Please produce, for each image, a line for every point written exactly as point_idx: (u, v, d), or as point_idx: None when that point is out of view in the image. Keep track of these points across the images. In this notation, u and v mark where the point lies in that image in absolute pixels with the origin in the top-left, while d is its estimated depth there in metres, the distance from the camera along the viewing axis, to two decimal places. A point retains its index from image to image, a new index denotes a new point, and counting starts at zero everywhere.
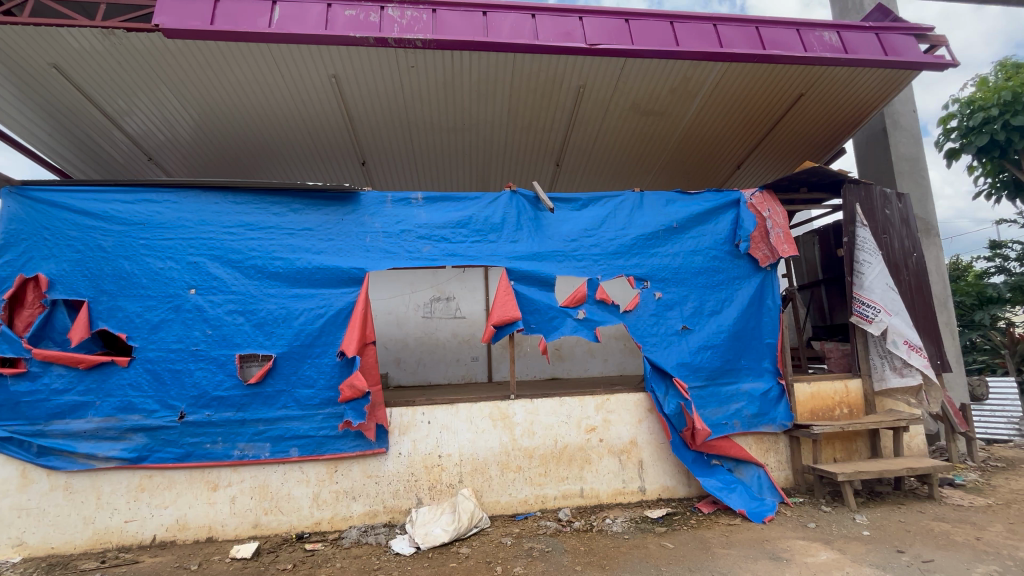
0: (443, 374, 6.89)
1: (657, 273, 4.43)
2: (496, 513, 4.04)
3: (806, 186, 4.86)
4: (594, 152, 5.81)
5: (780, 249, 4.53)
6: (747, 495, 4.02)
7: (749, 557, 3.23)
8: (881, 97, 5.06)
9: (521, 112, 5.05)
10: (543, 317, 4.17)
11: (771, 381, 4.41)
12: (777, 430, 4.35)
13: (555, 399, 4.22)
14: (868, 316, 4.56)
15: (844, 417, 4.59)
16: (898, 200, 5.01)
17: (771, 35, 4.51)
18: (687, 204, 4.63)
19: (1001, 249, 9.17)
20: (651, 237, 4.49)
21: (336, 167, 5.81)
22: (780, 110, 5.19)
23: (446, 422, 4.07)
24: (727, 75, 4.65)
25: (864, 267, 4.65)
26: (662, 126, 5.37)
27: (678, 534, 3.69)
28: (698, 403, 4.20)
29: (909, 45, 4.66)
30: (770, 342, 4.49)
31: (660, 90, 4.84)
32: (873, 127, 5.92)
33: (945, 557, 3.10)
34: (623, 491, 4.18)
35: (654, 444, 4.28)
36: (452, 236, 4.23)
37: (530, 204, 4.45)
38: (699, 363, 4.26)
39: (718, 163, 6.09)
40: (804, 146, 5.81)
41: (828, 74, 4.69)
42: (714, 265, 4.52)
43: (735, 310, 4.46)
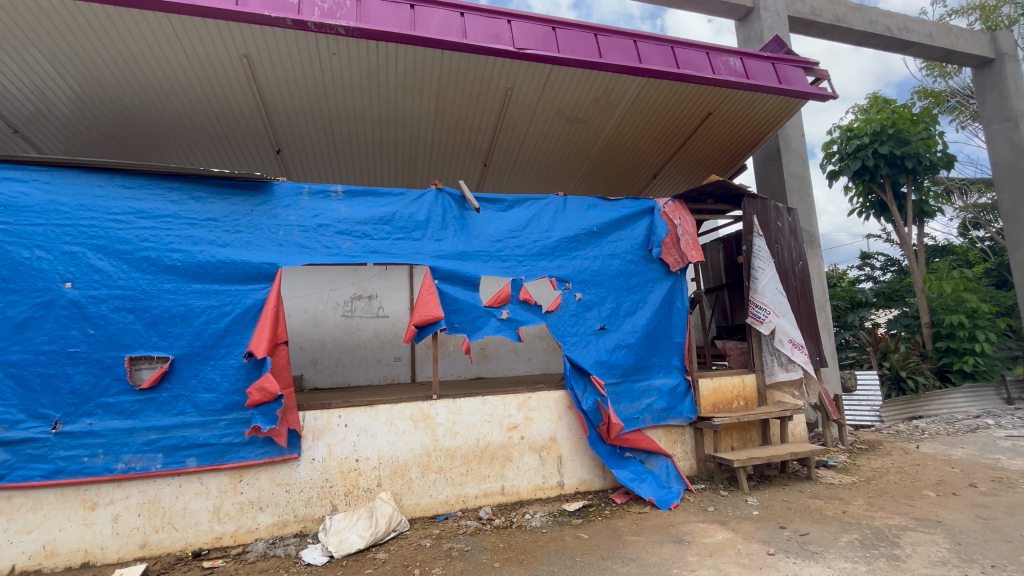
0: (363, 375, 6.64)
1: (578, 275, 4.59)
2: (416, 515, 3.97)
3: (711, 198, 5.29)
4: (521, 156, 5.90)
5: (689, 254, 4.87)
6: (656, 484, 4.29)
7: (656, 542, 3.45)
8: (775, 120, 5.63)
9: (449, 110, 5.01)
10: (467, 317, 4.17)
11: (679, 377, 4.74)
12: (683, 422, 4.69)
13: (478, 398, 4.23)
14: (760, 316, 5.05)
15: (740, 409, 5.05)
16: (788, 214, 5.60)
17: (684, 56, 4.85)
18: (607, 209, 4.84)
19: (869, 259, 10.60)
20: (573, 240, 4.65)
21: (247, 154, 5.40)
22: (691, 126, 5.60)
23: (364, 425, 3.93)
24: (645, 89, 4.94)
25: (758, 273, 5.14)
26: (586, 133, 5.58)
27: (593, 525, 3.85)
28: (614, 399, 4.42)
29: (799, 76, 5.22)
30: (678, 341, 4.83)
31: (584, 99, 5.03)
32: (769, 146, 6.56)
33: (819, 530, 3.51)
34: (543, 487, 4.29)
35: (572, 439, 4.44)
36: (374, 232, 4.10)
37: (456, 203, 4.42)
38: (615, 361, 4.49)
39: (637, 173, 6.44)
40: (712, 161, 6.31)
41: (732, 95, 5.14)
42: (630, 269, 4.78)
43: (648, 310, 4.74)
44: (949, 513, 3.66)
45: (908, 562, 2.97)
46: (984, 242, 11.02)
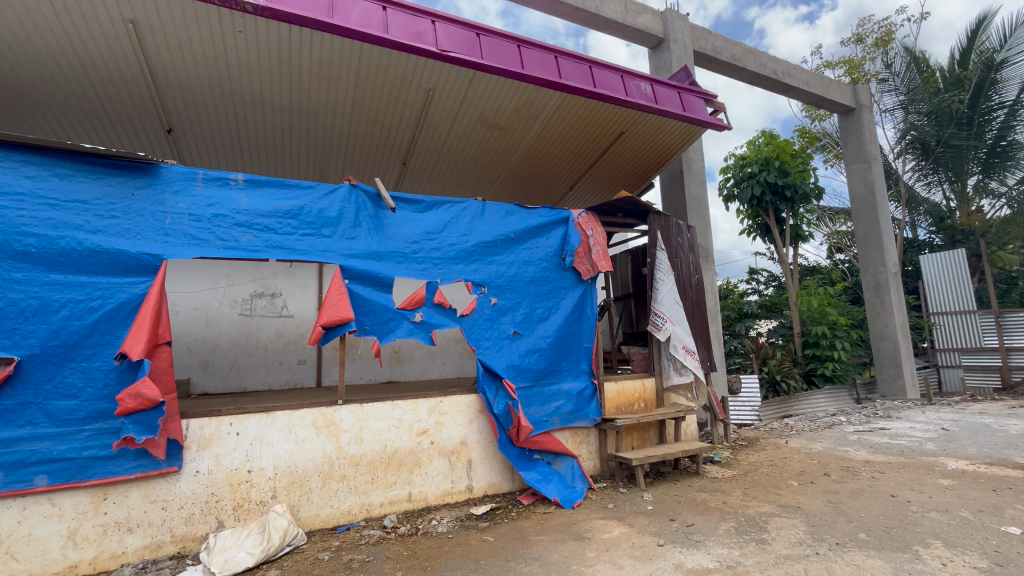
0: (262, 380, 6.16)
1: (493, 280, 4.64)
2: (314, 528, 3.76)
3: (621, 212, 5.63)
4: (441, 158, 5.86)
5: (599, 264, 5.12)
6: (562, 484, 4.44)
7: (558, 541, 3.57)
8: (679, 144, 6.12)
9: (367, 104, 4.84)
10: (379, 319, 4.05)
11: (586, 381, 4.96)
12: (588, 424, 4.91)
13: (387, 403, 4.11)
14: (658, 324, 5.47)
15: (641, 410, 5.40)
16: (687, 231, 6.11)
17: (601, 76, 5.12)
18: (524, 217, 4.96)
19: (756, 274, 11.85)
20: (490, 245, 4.70)
21: (128, 131, 4.79)
22: (606, 143, 5.92)
23: (259, 433, 3.65)
24: (563, 103, 5.15)
25: (659, 284, 5.55)
26: (506, 141, 5.68)
27: (499, 527, 3.90)
28: (524, 403, 4.52)
29: (700, 106, 5.73)
30: (587, 346, 5.06)
31: (505, 107, 5.12)
32: (674, 167, 7.12)
33: (702, 520, 3.85)
34: (451, 492, 4.26)
35: (483, 443, 4.46)
36: (279, 226, 3.84)
37: (371, 200, 4.28)
38: (527, 365, 4.59)
39: (554, 184, 6.66)
40: (623, 177, 6.71)
41: (642, 117, 5.51)
42: (544, 276, 4.92)
43: (559, 317, 4.91)
44: (807, 499, 4.19)
45: (772, 544, 3.34)
46: (844, 263, 12.79)
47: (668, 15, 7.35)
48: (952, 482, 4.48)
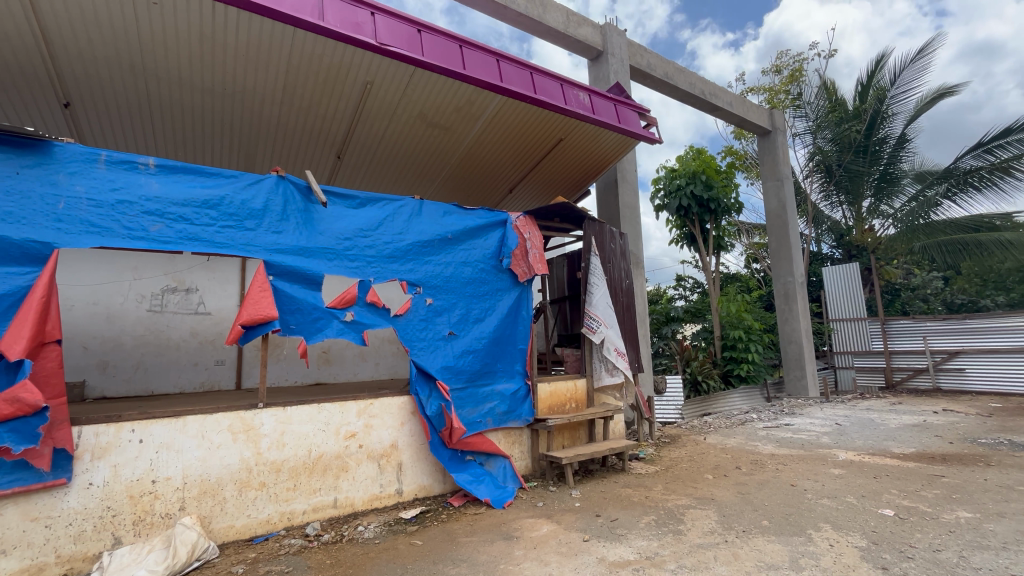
0: (172, 382, 5.67)
1: (429, 280, 4.59)
2: (228, 540, 3.51)
3: (558, 217, 5.77)
4: (378, 153, 5.70)
5: (535, 267, 5.19)
6: (493, 484, 4.47)
7: (487, 541, 3.59)
8: (615, 154, 6.39)
9: (298, 92, 4.61)
10: (306, 318, 3.87)
11: (520, 382, 5.02)
12: (521, 424, 4.97)
13: (313, 405, 3.94)
14: (593, 327, 5.63)
15: (572, 410, 5.54)
16: (620, 238, 6.36)
17: (541, 83, 5.22)
18: (462, 217, 4.95)
19: (683, 280, 12.56)
20: (426, 245, 4.64)
21: (14, 102, 4.24)
22: (545, 148, 6.05)
23: (166, 440, 3.37)
24: (504, 107, 5.20)
25: (593, 288, 5.72)
26: (446, 140, 5.64)
27: (428, 530, 3.86)
28: (457, 404, 4.50)
29: (634, 119, 6.00)
30: (522, 348, 5.12)
31: (445, 106, 5.08)
32: (609, 176, 7.40)
33: (625, 514, 4.03)
34: (379, 496, 4.16)
35: (414, 445, 4.39)
36: (196, 217, 3.56)
37: (301, 193, 4.09)
38: (461, 367, 4.58)
39: (493, 186, 6.69)
40: (561, 183, 6.88)
41: (579, 125, 5.69)
42: (481, 277, 4.94)
43: (495, 318, 4.94)
44: (720, 491, 4.51)
45: (687, 534, 3.56)
46: (760, 273, 13.89)
47: (607, 29, 7.64)
48: (842, 471, 5.01)
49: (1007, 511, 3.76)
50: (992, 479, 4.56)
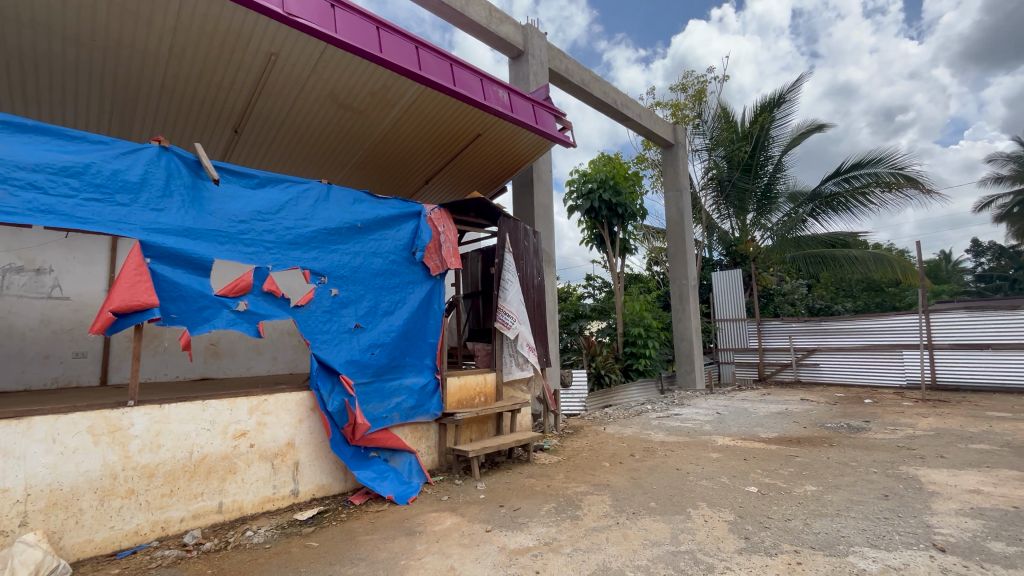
0: (15, 377, 4.84)
1: (335, 270, 4.37)
2: (84, 557, 3.09)
3: (474, 212, 5.76)
4: (282, 130, 5.30)
5: (448, 261, 5.16)
6: (397, 480, 4.39)
7: (389, 538, 3.52)
8: (531, 154, 6.54)
9: (188, 55, 4.14)
10: (190, 306, 3.50)
11: (429, 376, 4.97)
12: (429, 419, 4.92)
13: (196, 403, 3.58)
14: (507, 322, 5.73)
15: (481, 404, 5.59)
16: (533, 236, 6.53)
17: (462, 76, 5.17)
18: (374, 206, 4.77)
19: (592, 279, 13.17)
20: (333, 232, 4.42)
21: None
22: (462, 142, 6.03)
23: (3, 445, 2.88)
24: (422, 96, 5.09)
25: (507, 284, 5.82)
26: (359, 124, 5.40)
27: (325, 531, 3.69)
28: (362, 400, 4.34)
29: (551, 122, 6.17)
30: (432, 342, 5.07)
31: (359, 88, 4.86)
32: (525, 175, 7.55)
33: (527, 504, 4.16)
34: (272, 498, 3.90)
35: (313, 444, 4.17)
36: (52, 186, 3.07)
37: (189, 168, 3.69)
38: (368, 361, 4.43)
39: (408, 176, 6.53)
40: (478, 178, 6.91)
41: (497, 122, 5.73)
42: (391, 269, 4.80)
43: (405, 311, 4.84)
44: (615, 477, 4.84)
45: (584, 519, 3.78)
46: (660, 275, 15.01)
47: (528, 30, 7.77)
48: (718, 455, 5.61)
49: (842, 483, 4.47)
50: (833, 457, 5.38)
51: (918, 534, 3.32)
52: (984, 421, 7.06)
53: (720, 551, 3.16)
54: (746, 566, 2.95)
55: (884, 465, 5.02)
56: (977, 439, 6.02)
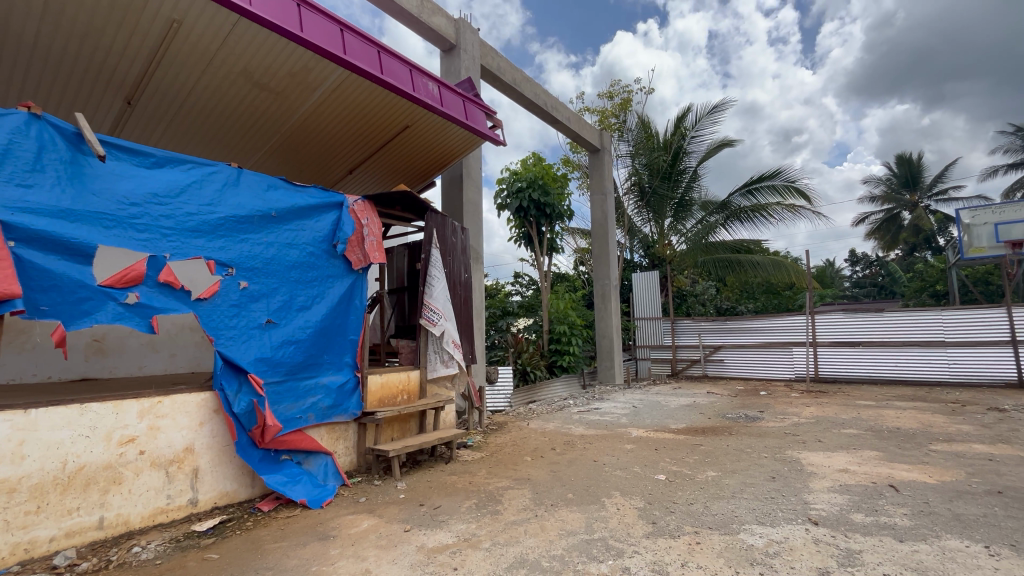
0: None
1: (244, 261, 4.06)
2: None
3: (400, 206, 5.61)
4: (186, 104, 4.85)
5: (371, 256, 5.00)
6: (311, 484, 4.18)
7: (300, 544, 3.35)
8: (461, 149, 6.49)
9: (69, 12, 3.61)
10: (66, 298, 3.09)
11: (349, 374, 4.78)
12: (347, 419, 4.74)
13: (72, 406, 3.17)
14: (433, 319, 5.66)
15: (404, 402, 5.46)
16: (461, 232, 6.49)
17: (390, 64, 4.99)
18: (290, 194, 4.49)
19: (520, 276, 13.34)
20: (243, 220, 4.10)
21: None
22: (390, 132, 5.86)
23: None
24: (346, 81, 4.86)
25: (433, 280, 5.74)
26: (276, 105, 5.06)
27: (228, 541, 3.43)
28: (273, 400, 4.08)
29: (481, 118, 6.15)
30: (352, 339, 4.88)
31: (277, 67, 4.54)
32: (455, 170, 7.49)
33: (448, 501, 4.14)
34: (165, 510, 3.55)
35: (215, 448, 3.86)
36: None
37: (67, 141, 3.24)
38: (280, 359, 4.17)
39: (331, 161, 6.24)
40: (405, 170, 6.76)
41: (426, 115, 5.62)
42: (308, 262, 4.55)
43: (324, 307, 4.61)
44: (536, 471, 4.96)
45: (503, 513, 3.83)
46: (585, 274, 15.54)
47: (461, 24, 7.70)
48: (632, 446, 5.95)
49: (738, 468, 4.92)
50: (732, 445, 5.90)
51: (798, 510, 3.74)
52: (854, 409, 8.10)
53: (630, 536, 3.35)
54: (652, 549, 3.15)
55: (774, 450, 5.58)
56: (847, 424, 6.91)
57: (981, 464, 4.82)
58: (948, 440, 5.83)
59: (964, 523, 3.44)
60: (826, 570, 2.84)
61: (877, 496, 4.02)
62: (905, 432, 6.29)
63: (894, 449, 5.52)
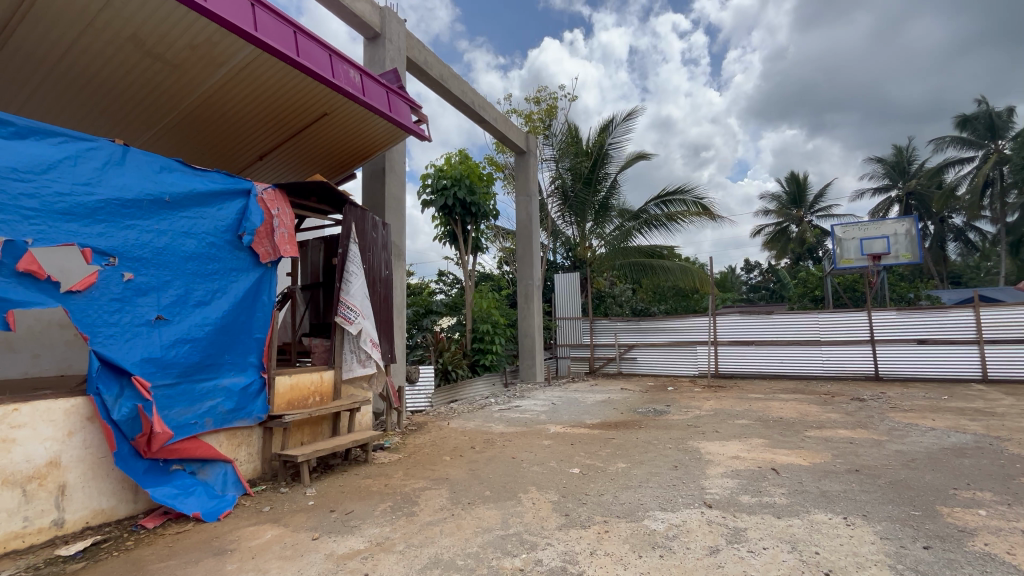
0: None
1: (130, 250, 3.63)
2: None
3: (316, 197, 5.31)
4: (60, 68, 4.23)
5: (282, 248, 4.70)
6: (207, 495, 3.84)
7: (191, 562, 3.06)
8: (383, 141, 6.30)
9: None
10: None
11: (254, 375, 4.44)
12: (251, 423, 4.40)
13: None
14: (350, 318, 5.43)
15: (316, 404, 5.17)
16: (382, 228, 6.29)
17: (307, 47, 4.70)
18: (188, 178, 4.09)
19: (444, 274, 13.19)
20: (129, 205, 3.66)
21: None
22: (306, 119, 5.55)
23: None
24: (256, 60, 4.51)
25: (351, 277, 5.50)
26: (173, 79, 4.57)
27: (103, 564, 3.05)
28: (163, 405, 3.69)
29: (406, 112, 6.00)
30: (259, 337, 4.53)
31: (176, 38, 4.11)
32: (376, 163, 7.23)
33: (361, 505, 4.00)
34: (21, 534, 3.07)
35: (89, 460, 3.41)
36: None
37: None
38: (172, 359, 3.77)
39: (238, 144, 5.78)
40: (322, 158, 6.45)
41: (346, 103, 5.38)
42: (208, 253, 4.17)
43: (226, 302, 4.24)
44: (454, 470, 4.94)
45: (419, 514, 3.77)
46: (509, 274, 15.75)
47: (386, 12, 7.46)
48: (550, 442, 6.12)
49: (645, 459, 5.25)
50: (641, 437, 6.28)
51: (695, 495, 4.07)
52: (747, 401, 8.97)
53: (543, 529, 3.45)
54: (564, 540, 3.27)
55: (677, 441, 6.03)
56: (740, 416, 7.62)
57: (844, 446, 5.55)
58: (819, 427, 6.66)
59: (828, 498, 3.95)
60: (716, 547, 3.12)
61: (761, 478, 4.49)
62: (786, 420, 7.08)
63: (777, 436, 6.20)
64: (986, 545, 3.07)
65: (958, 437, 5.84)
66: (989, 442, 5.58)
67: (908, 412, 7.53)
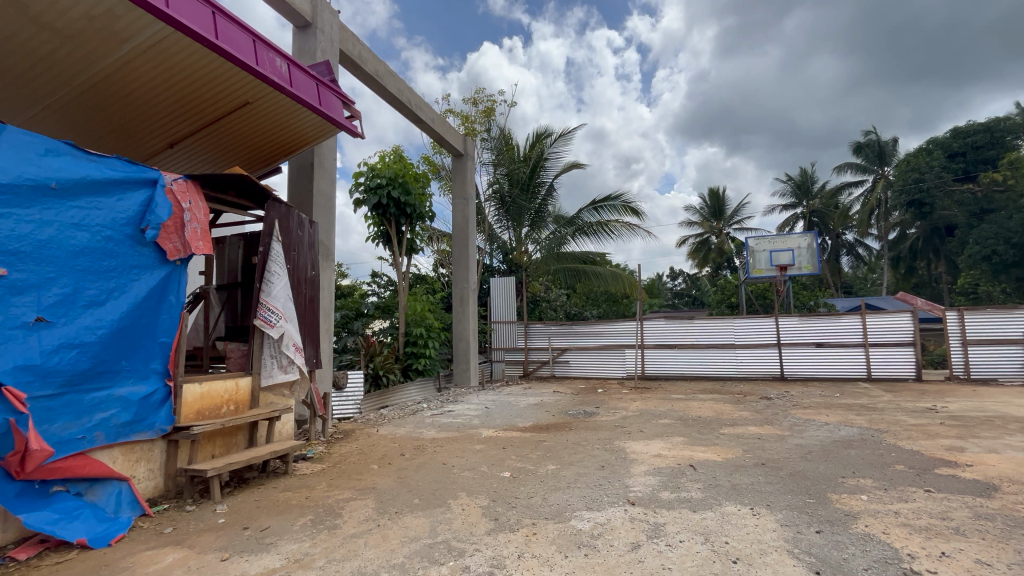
0: None
1: (2, 242, 3.16)
2: None
3: (234, 190, 4.95)
4: None
5: (193, 245, 4.33)
6: (95, 518, 3.43)
7: None
8: (312, 134, 6.01)
9: None
10: None
11: (157, 384, 4.04)
12: (153, 436, 4.00)
13: None
14: (271, 321, 5.12)
15: (230, 413, 4.79)
16: (309, 226, 5.98)
17: (228, 30, 4.37)
18: (80, 163, 3.65)
19: (377, 276, 12.81)
20: (4, 190, 3.20)
21: None
22: (225, 106, 5.17)
23: None
24: (168, 39, 4.13)
25: (273, 278, 5.19)
26: (66, 53, 4.08)
27: None
28: (40, 419, 3.25)
29: (337, 106, 5.75)
30: (164, 341, 4.13)
31: (69, 6, 3.66)
32: (304, 158, 6.87)
33: (278, 521, 3.75)
34: None
35: None
36: None
37: None
38: (54, 367, 3.34)
39: (144, 129, 5.26)
40: (244, 149, 6.03)
41: (271, 93, 5.07)
42: (104, 248, 3.74)
43: (124, 303, 3.83)
44: (382, 479, 4.77)
45: (342, 527, 3.60)
46: (445, 276, 15.59)
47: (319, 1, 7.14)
48: (481, 446, 6.10)
49: (573, 460, 5.38)
50: (570, 439, 6.43)
51: (619, 494, 4.22)
52: (669, 402, 9.48)
53: (472, 535, 3.43)
54: (492, 545, 3.27)
55: (604, 441, 6.23)
56: (663, 415, 8.03)
57: (753, 442, 6.02)
58: (732, 424, 7.17)
59: (738, 491, 4.26)
60: (637, 543, 3.26)
61: (680, 474, 4.76)
62: (704, 419, 7.56)
63: (695, 433, 6.60)
64: (866, 526, 3.45)
65: (846, 430, 6.54)
66: (870, 434, 6.29)
67: (806, 409, 8.32)
